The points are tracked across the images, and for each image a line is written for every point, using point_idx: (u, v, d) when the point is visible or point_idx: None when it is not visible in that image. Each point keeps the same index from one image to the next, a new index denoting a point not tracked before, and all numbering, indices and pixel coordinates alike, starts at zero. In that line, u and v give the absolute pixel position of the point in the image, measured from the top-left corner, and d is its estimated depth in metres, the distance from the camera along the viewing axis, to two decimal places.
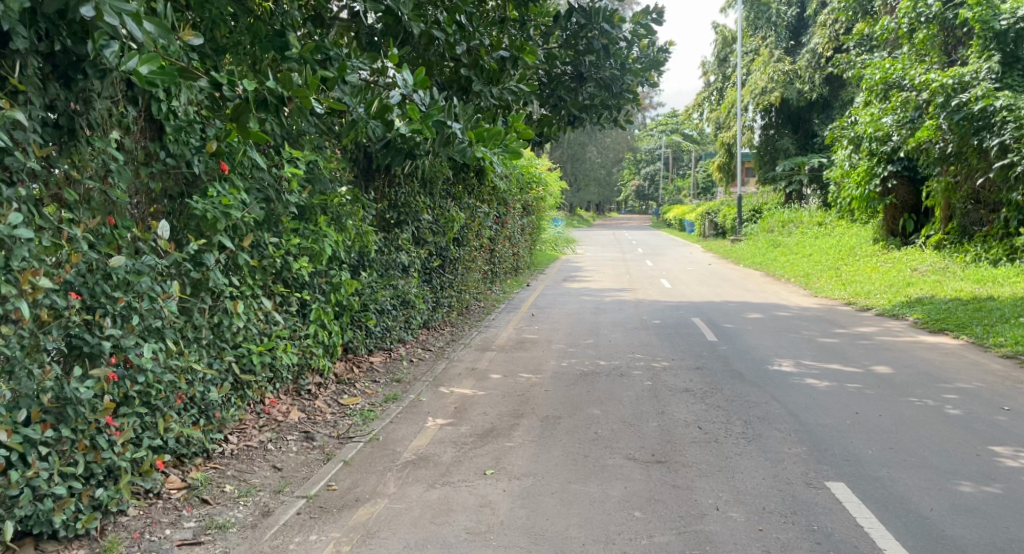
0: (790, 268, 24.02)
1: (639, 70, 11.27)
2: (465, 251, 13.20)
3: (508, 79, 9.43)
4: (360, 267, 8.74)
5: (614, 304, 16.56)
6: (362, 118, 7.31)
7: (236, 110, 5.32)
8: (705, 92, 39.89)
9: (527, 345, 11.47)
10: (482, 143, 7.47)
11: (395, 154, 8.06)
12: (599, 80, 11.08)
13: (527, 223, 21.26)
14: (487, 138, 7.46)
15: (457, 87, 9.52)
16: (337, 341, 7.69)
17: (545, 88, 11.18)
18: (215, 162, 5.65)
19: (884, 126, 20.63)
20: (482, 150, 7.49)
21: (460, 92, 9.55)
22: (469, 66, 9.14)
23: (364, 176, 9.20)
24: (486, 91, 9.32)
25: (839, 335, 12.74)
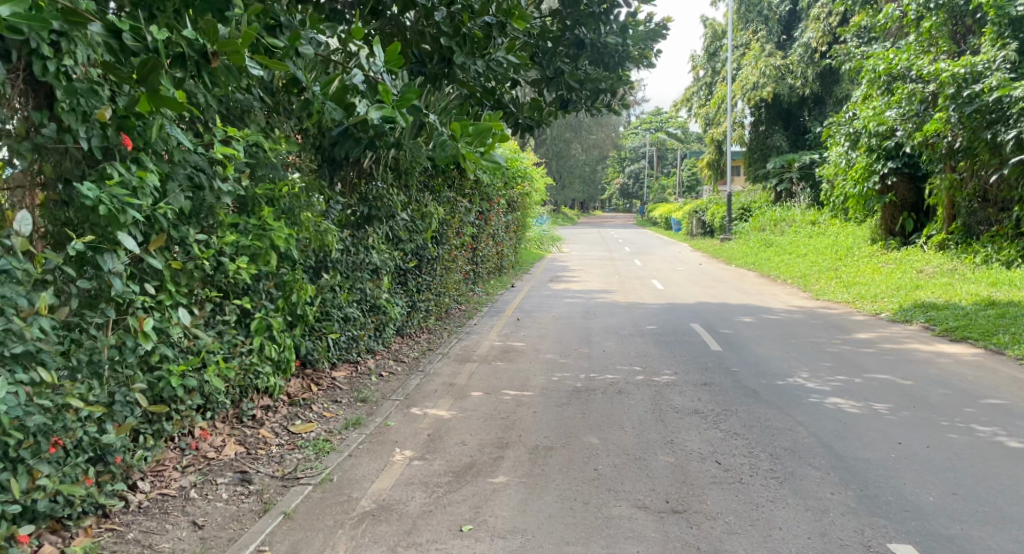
0: (786, 268, 22.99)
1: (638, 40, 10.37)
2: (443, 251, 12.05)
3: (496, 49, 8.20)
4: (322, 270, 7.64)
5: (604, 306, 15.46)
6: (316, 97, 6.10)
7: (144, 67, 4.10)
8: (693, 87, 38.63)
9: (513, 356, 10.35)
10: (464, 138, 6.33)
11: (351, 142, 6.88)
12: (598, 50, 10.29)
13: (510, 220, 20.08)
14: (472, 132, 6.33)
15: (439, 55, 8.33)
16: (290, 356, 6.63)
17: (540, 55, 10.21)
18: (115, 135, 4.43)
19: (890, 118, 19.64)
20: (463, 147, 6.35)
21: (442, 62, 8.33)
22: (450, 35, 8.00)
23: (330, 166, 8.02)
24: (471, 64, 8.16)
25: (853, 344, 11.71)
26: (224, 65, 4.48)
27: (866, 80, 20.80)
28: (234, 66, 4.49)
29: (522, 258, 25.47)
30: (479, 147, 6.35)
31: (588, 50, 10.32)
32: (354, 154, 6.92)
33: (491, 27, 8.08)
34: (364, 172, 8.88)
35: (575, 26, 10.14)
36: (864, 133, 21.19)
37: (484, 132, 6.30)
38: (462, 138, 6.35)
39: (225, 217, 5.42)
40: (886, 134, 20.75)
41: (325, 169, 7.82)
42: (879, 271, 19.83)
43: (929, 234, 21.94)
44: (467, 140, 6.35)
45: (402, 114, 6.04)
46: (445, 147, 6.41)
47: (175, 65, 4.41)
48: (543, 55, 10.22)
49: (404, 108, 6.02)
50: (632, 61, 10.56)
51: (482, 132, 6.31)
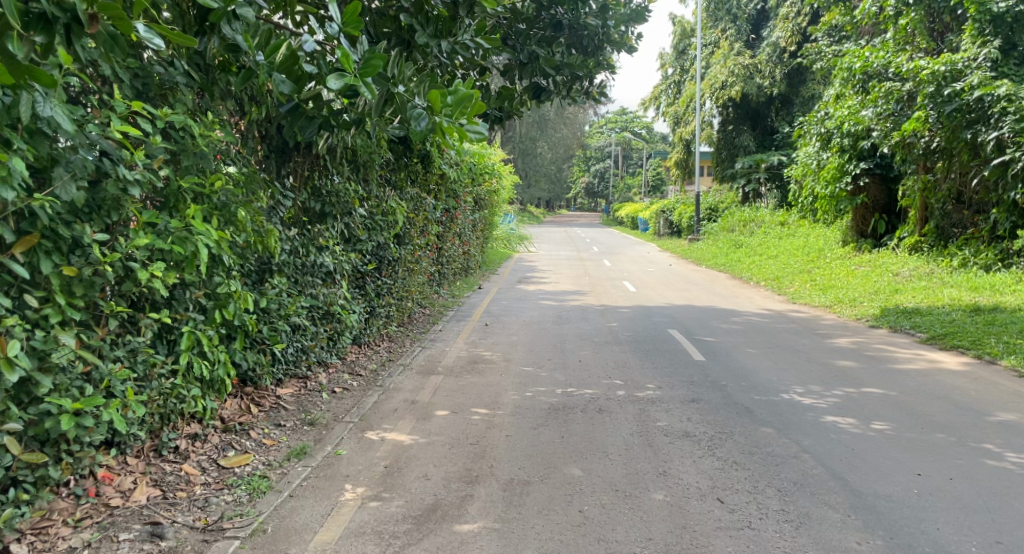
0: (758, 270, 22.33)
1: (619, 21, 9.76)
2: (406, 252, 11.13)
3: (463, 31, 7.42)
4: (266, 271, 6.80)
5: (576, 310, 14.64)
6: (262, 68, 5.35)
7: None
8: (661, 85, 37.98)
9: (481, 369, 9.45)
10: (441, 109, 5.70)
11: (302, 121, 5.97)
12: (574, 29, 9.67)
13: (478, 219, 19.20)
14: (449, 103, 5.71)
15: (399, 39, 7.44)
16: (223, 375, 5.74)
17: (508, 39, 9.62)
18: None
19: (865, 118, 19.05)
20: (441, 119, 5.69)
21: (403, 46, 7.43)
22: (413, 13, 7.25)
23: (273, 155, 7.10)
24: (434, 46, 7.35)
25: (839, 348, 10.85)
26: (104, 32, 3.88)
27: (840, 78, 20.21)
28: (118, 33, 3.89)
29: (490, 257, 24.61)
30: (460, 119, 5.71)
31: (565, 33, 9.76)
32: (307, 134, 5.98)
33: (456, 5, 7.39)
34: (315, 165, 8.00)
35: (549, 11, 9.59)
36: (837, 133, 20.60)
37: (462, 101, 5.69)
38: (439, 110, 5.70)
39: (138, 211, 4.60)
40: (860, 134, 20.16)
41: (260, 154, 6.84)
42: (855, 274, 18.84)
43: (901, 237, 21.10)
44: (446, 112, 5.72)
45: (365, 84, 5.45)
46: (420, 120, 5.71)
47: (33, 28, 3.66)
48: (515, 38, 9.63)
49: (367, 77, 5.44)
50: (613, 45, 9.93)
51: (461, 102, 5.69)
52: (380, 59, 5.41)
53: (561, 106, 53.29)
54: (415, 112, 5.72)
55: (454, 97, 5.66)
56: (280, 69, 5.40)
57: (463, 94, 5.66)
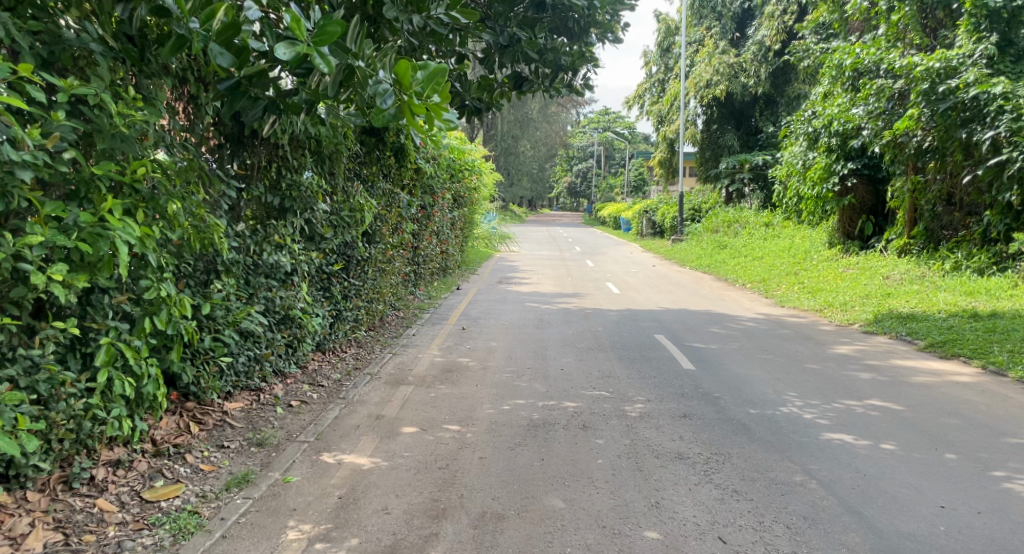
0: (744, 271, 21.67)
1: (605, 4, 9.30)
2: (377, 250, 10.42)
3: (435, 4, 6.75)
4: (211, 275, 6.15)
5: (558, 314, 13.95)
6: (198, 36, 4.63)
7: None
8: (646, 84, 37.29)
9: (456, 378, 8.71)
10: (410, 85, 5.03)
11: (243, 101, 5.31)
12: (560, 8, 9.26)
13: (457, 217, 18.48)
14: (418, 79, 5.04)
15: (363, 14, 6.99)
16: (158, 392, 5.12)
17: (487, 20, 9.18)
18: None
19: (856, 116, 18.49)
20: (409, 98, 5.04)
21: (368, 21, 6.96)
22: None
23: (227, 142, 6.80)
24: (404, 20, 6.72)
25: (838, 356, 10.14)
26: None
27: (828, 76, 19.65)
28: None
29: (470, 257, 23.89)
30: (432, 97, 5.06)
31: (549, 13, 9.26)
32: (250, 117, 5.38)
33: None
34: (275, 156, 7.47)
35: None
36: (825, 132, 20.02)
37: (434, 77, 5.05)
38: (407, 87, 5.04)
39: (37, 202, 4.25)
40: (849, 134, 19.57)
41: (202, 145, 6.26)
42: (844, 277, 17.18)
43: (888, 239, 19.63)
44: (414, 89, 5.05)
45: (320, 54, 4.78)
46: (387, 97, 5.04)
47: None
48: (495, 20, 9.10)
49: (323, 47, 4.77)
50: (598, 28, 9.55)
51: (431, 78, 5.06)
52: (337, 25, 4.76)
53: (543, 104, 52.56)
54: (380, 89, 5.06)
55: (426, 74, 5.03)
56: (220, 39, 4.66)
57: (435, 70, 5.03)
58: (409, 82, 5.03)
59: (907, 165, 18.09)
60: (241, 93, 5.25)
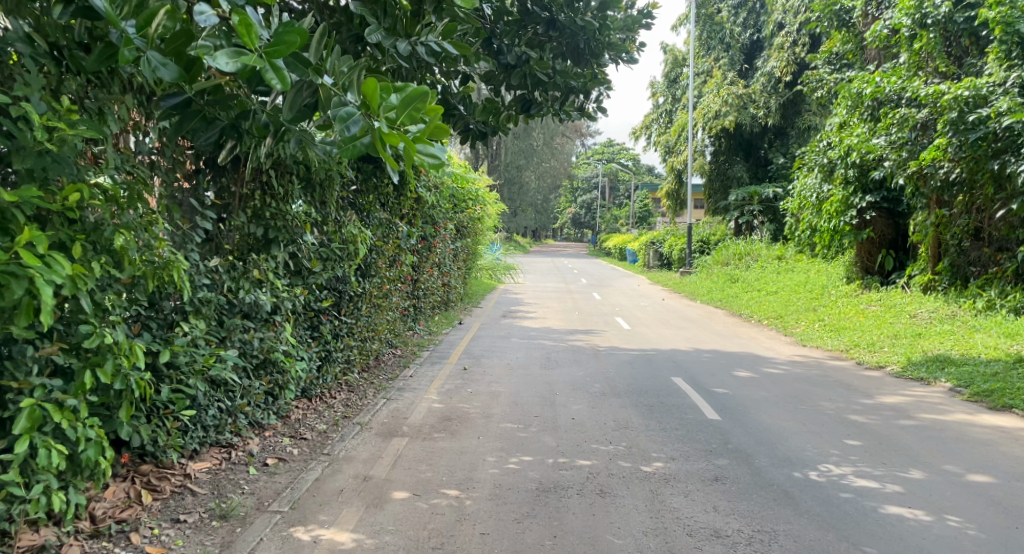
0: (759, 306, 20.74)
1: (617, 26, 8.79)
2: (371, 285, 9.61)
3: (426, 31, 6.22)
4: (177, 315, 5.48)
5: (566, 352, 13.09)
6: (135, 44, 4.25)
7: None
8: (652, 114, 36.55)
9: (455, 429, 7.85)
10: (381, 110, 4.54)
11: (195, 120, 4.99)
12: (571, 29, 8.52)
13: (459, 248, 17.65)
14: (391, 103, 4.57)
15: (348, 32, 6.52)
16: (107, 460, 4.42)
17: (492, 39, 8.51)
18: None
19: (875, 146, 17.51)
20: (380, 123, 4.54)
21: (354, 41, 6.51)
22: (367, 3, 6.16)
23: (208, 165, 6.30)
24: (389, 46, 6.18)
25: (876, 408, 9.28)
26: None
27: (846, 106, 18.82)
28: None
29: (472, 290, 22.99)
30: (407, 125, 4.58)
31: (560, 36, 8.64)
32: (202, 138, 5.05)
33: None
34: (255, 184, 6.84)
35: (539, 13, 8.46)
36: (840, 164, 19.18)
37: (410, 101, 4.57)
38: (377, 110, 4.56)
39: None
40: (868, 165, 18.67)
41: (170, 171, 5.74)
42: (869, 315, 16.28)
43: (911, 275, 18.69)
44: (386, 114, 4.56)
45: (273, 66, 4.35)
46: (351, 123, 4.59)
47: None
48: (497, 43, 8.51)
49: (277, 58, 4.34)
50: (612, 51, 8.91)
51: (408, 102, 4.58)
52: (296, 34, 4.32)
53: (548, 133, 51.80)
54: (345, 113, 4.62)
55: (400, 100, 4.56)
56: (169, 49, 4.36)
57: (411, 95, 4.56)
58: (380, 106, 4.56)
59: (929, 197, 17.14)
60: (194, 111, 4.95)
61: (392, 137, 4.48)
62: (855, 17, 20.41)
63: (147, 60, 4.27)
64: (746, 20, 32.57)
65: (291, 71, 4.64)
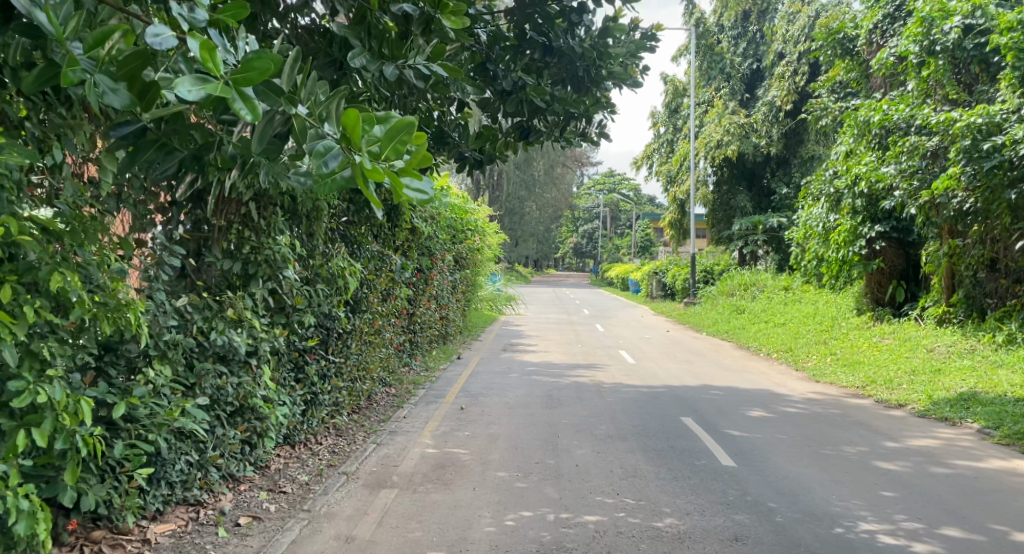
0: (767, 339, 20.18)
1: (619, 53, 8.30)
2: (362, 321, 9.09)
3: (414, 53, 6.01)
4: (138, 362, 5.05)
5: (569, 389, 12.54)
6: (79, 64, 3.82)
7: None
8: (654, 144, 36.14)
9: (449, 478, 7.29)
10: (363, 143, 4.06)
11: (152, 152, 4.42)
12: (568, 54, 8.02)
13: (458, 280, 17.16)
14: (374, 135, 4.09)
15: (329, 58, 6.35)
16: (45, 531, 4.00)
17: (486, 63, 8.12)
18: None
19: (886, 174, 16.46)
20: (362, 158, 4.07)
21: (334, 66, 6.32)
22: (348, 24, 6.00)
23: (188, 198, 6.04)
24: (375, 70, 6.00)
25: (900, 454, 8.73)
26: None
27: (852, 134, 18.36)
28: None
29: (472, 322, 22.45)
30: (392, 160, 4.12)
31: (556, 61, 8.15)
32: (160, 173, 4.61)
33: (408, 22, 6.10)
34: (235, 216, 6.46)
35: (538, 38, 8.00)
36: (846, 194, 18.72)
37: (394, 134, 4.10)
38: (358, 144, 4.08)
39: None
40: (876, 195, 18.15)
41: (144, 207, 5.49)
42: (883, 348, 15.72)
43: (924, 306, 18.13)
44: (369, 147, 4.09)
45: (242, 95, 3.91)
46: (330, 158, 4.10)
47: None
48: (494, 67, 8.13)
49: (246, 87, 3.89)
50: (612, 79, 8.44)
51: (392, 135, 4.10)
52: (267, 60, 3.89)
53: (548, 163, 51.47)
54: (322, 146, 4.14)
55: (385, 132, 4.07)
56: (121, 73, 3.92)
57: (396, 127, 4.08)
58: (362, 139, 4.08)
59: (940, 226, 16.57)
60: (149, 141, 4.37)
61: (375, 174, 4.03)
62: (858, 45, 19.76)
63: (94, 83, 3.86)
64: (746, 50, 32.53)
65: (262, 99, 4.18)
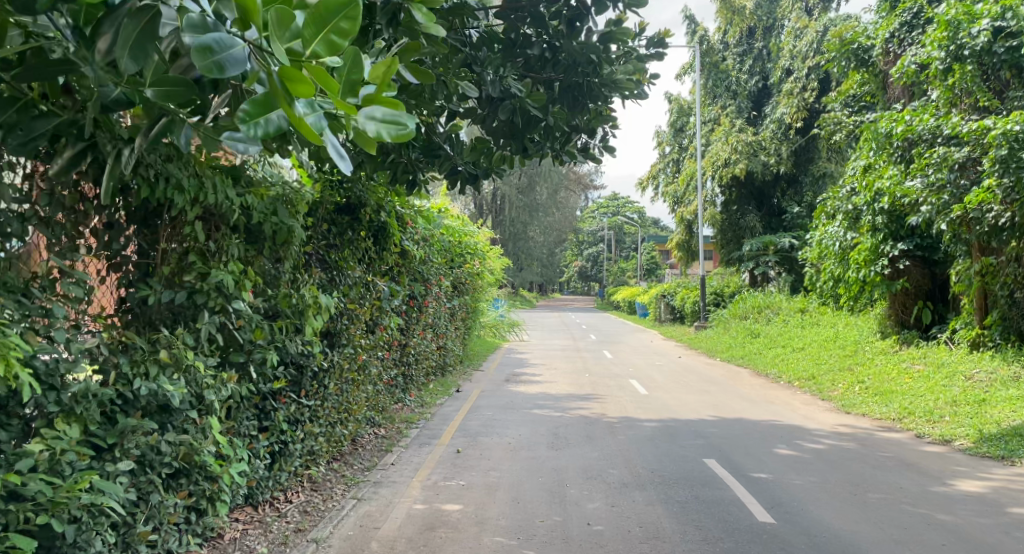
0: (786, 365, 18.99)
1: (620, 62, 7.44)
2: (342, 358, 8.02)
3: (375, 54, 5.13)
4: (36, 424, 4.20)
5: (577, 425, 11.43)
6: None
7: None
8: (659, 163, 34.96)
9: (439, 544, 6.17)
10: (281, 34, 3.20)
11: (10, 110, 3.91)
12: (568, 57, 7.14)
13: (456, 306, 16.06)
14: (297, 22, 3.21)
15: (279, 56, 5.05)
16: None
17: (474, 63, 7.00)
18: None
19: (913, 190, 14.55)
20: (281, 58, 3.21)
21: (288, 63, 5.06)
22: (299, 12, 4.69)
23: (129, 219, 5.21)
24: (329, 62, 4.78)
25: (959, 501, 7.58)
26: None
27: (869, 148, 17.16)
28: None
29: (473, 350, 21.30)
30: (327, 52, 3.24)
31: (552, 68, 7.29)
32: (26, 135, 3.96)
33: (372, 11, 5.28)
34: (183, 241, 5.53)
35: (534, 41, 7.13)
36: (865, 211, 17.54)
37: (325, 12, 3.19)
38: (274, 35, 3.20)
39: None
40: (897, 212, 16.96)
41: (66, 231, 4.58)
42: (915, 376, 14.55)
43: (954, 329, 16.96)
44: (291, 39, 3.22)
45: None
46: (233, 63, 3.23)
47: None
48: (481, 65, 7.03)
49: None
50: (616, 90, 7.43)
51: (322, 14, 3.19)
52: None
53: (550, 186, 50.40)
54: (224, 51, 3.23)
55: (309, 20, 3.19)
56: None
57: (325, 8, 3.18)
58: (280, 33, 3.20)
59: (968, 243, 15.40)
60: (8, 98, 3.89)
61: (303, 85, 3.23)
62: (875, 56, 18.05)
63: None
64: (752, 68, 31.41)
65: None
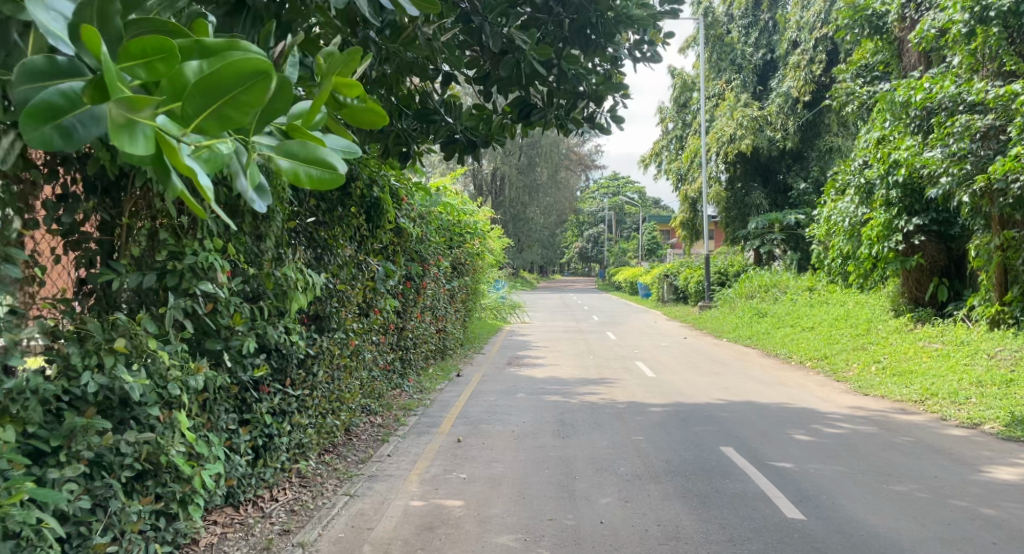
0: (796, 345, 18.42)
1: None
2: (332, 343, 7.45)
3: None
4: None
5: (584, 412, 10.89)
6: None
7: None
8: (662, 140, 34.24)
9: (438, 547, 5.62)
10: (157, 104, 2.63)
11: None
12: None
13: (456, 287, 15.47)
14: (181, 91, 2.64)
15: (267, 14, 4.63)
16: None
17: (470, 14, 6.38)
18: None
19: (932, 159, 13.81)
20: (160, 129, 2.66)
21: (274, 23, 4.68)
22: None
23: (87, 190, 4.56)
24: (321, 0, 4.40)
25: (1002, 492, 7.00)
26: None
27: (883, 118, 16.50)
28: None
29: (474, 332, 20.70)
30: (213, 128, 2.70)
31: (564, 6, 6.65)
32: None
33: None
34: (149, 213, 4.91)
35: None
36: (878, 184, 16.91)
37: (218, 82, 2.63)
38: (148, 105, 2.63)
39: None
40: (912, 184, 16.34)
41: (11, 204, 3.96)
42: (934, 355, 13.98)
43: (972, 306, 16.36)
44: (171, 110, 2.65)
45: None
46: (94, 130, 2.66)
47: None
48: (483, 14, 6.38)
49: None
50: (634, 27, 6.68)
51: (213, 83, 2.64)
52: None
53: (551, 165, 49.65)
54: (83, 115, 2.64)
55: (195, 82, 2.63)
56: None
57: (231, 65, 2.63)
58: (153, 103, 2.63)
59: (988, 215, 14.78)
60: None
61: (183, 167, 2.67)
62: (889, 23, 17.40)
63: None
64: (758, 40, 30.67)
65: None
